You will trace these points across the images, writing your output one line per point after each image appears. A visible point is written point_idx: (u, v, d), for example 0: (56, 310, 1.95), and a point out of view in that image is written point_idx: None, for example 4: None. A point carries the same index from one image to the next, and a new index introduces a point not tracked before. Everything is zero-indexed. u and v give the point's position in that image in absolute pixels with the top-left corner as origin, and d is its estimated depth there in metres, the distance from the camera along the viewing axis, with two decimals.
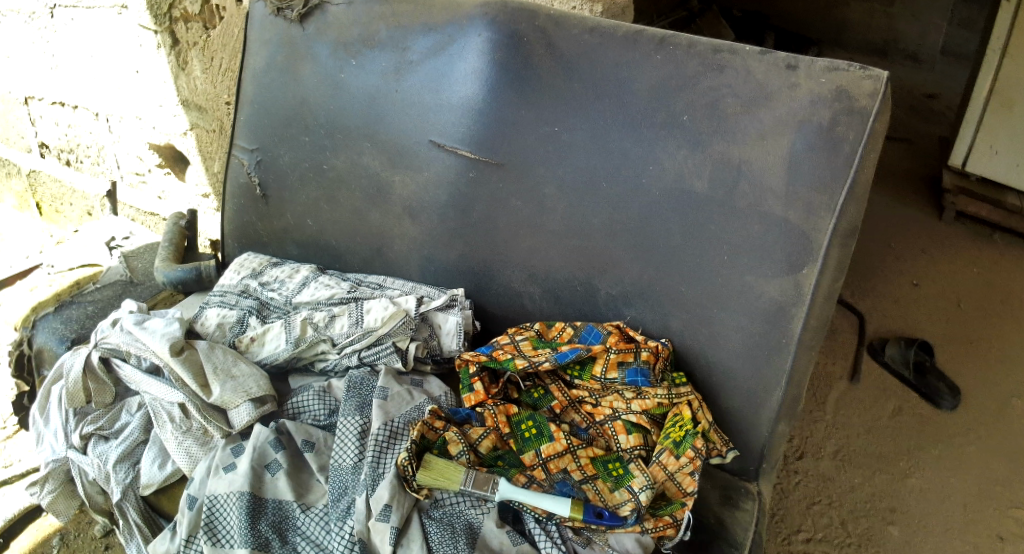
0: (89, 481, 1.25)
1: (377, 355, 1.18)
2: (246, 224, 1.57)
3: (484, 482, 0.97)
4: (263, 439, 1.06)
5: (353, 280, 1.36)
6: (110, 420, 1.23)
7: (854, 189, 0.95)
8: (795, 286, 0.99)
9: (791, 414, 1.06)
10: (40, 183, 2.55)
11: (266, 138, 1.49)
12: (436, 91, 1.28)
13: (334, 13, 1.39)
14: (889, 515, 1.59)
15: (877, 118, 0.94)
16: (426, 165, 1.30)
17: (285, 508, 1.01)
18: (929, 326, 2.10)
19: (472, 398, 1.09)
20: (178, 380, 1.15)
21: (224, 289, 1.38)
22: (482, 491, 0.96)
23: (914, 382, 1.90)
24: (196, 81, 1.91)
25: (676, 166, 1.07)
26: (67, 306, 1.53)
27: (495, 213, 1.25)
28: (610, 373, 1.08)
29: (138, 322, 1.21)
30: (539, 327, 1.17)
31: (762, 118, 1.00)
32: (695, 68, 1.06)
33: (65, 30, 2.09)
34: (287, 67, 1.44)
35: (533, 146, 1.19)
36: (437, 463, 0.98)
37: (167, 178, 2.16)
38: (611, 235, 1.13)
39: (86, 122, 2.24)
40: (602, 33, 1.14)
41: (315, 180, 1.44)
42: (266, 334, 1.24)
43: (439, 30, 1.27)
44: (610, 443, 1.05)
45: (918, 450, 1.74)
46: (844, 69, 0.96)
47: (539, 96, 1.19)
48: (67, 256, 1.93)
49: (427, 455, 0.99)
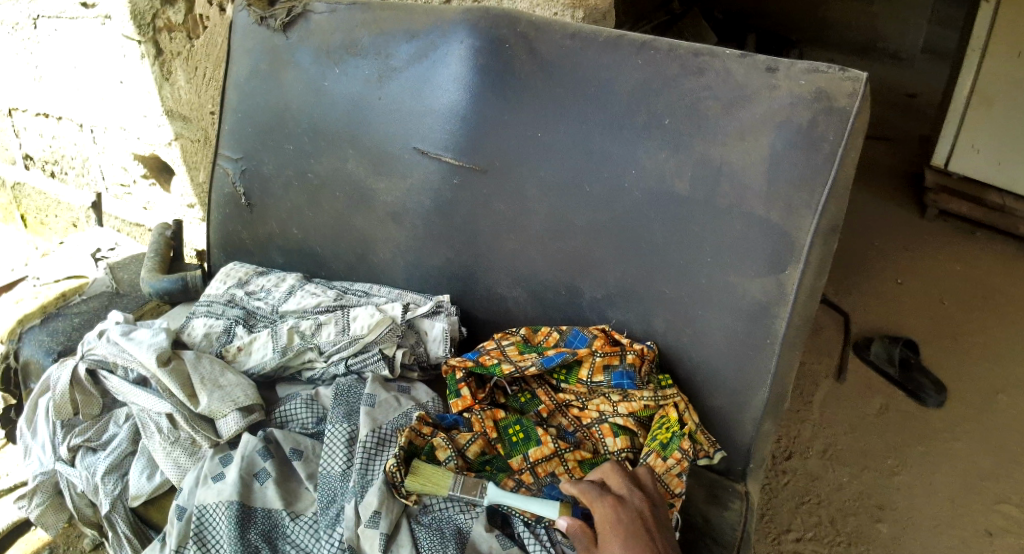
0: (77, 494, 1.25)
1: (364, 363, 1.17)
2: (231, 232, 1.57)
3: (473, 486, 0.97)
4: (251, 448, 1.06)
5: (339, 289, 1.37)
6: (97, 432, 1.23)
7: (834, 188, 0.96)
8: (778, 285, 1.00)
9: (775, 412, 1.07)
10: (24, 195, 2.53)
11: (250, 146, 1.49)
12: (419, 98, 1.28)
13: (317, 21, 1.40)
14: (877, 512, 1.60)
15: (856, 117, 0.95)
16: (410, 170, 1.31)
17: (273, 517, 1.00)
18: (913, 323, 2.12)
19: (459, 403, 1.08)
20: (165, 390, 1.14)
21: (210, 298, 1.38)
22: (470, 495, 0.96)
23: (899, 378, 1.92)
24: (180, 90, 1.91)
25: (657, 167, 1.08)
26: (52, 318, 1.52)
27: (479, 218, 1.25)
28: (596, 376, 1.09)
29: (125, 333, 1.22)
30: (525, 331, 1.16)
31: (741, 118, 1.02)
32: (674, 70, 1.08)
33: (48, 42, 2.09)
34: (270, 75, 1.45)
35: (515, 151, 1.20)
36: (425, 469, 0.98)
37: (152, 189, 2.15)
38: (595, 237, 1.14)
39: (69, 133, 2.23)
40: (583, 38, 1.15)
41: (299, 188, 1.44)
42: (253, 344, 1.24)
43: (421, 36, 1.28)
44: (597, 446, 1.05)
45: (905, 448, 1.76)
46: (822, 70, 0.97)
47: (522, 99, 1.19)
48: (53, 268, 1.93)
49: (416, 460, 0.99)
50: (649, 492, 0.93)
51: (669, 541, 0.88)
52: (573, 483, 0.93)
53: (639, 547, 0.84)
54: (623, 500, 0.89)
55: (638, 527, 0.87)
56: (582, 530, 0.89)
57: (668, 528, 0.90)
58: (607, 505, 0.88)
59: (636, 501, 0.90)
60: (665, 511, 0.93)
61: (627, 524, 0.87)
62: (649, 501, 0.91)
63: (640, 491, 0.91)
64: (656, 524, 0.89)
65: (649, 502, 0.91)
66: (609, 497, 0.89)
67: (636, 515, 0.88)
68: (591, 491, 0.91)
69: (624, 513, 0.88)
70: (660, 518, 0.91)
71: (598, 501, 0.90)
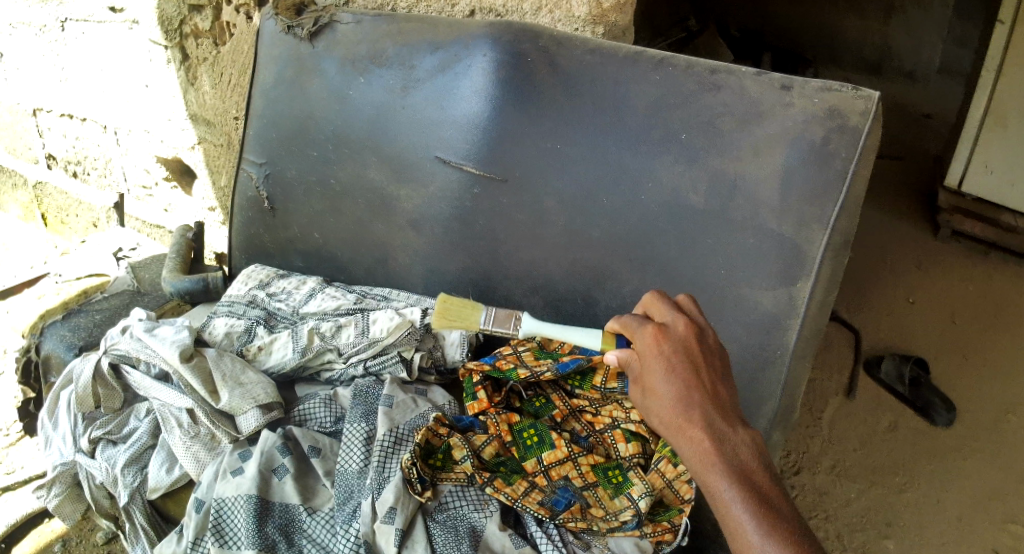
0: (96, 485, 1.29)
1: (383, 365, 1.21)
2: (254, 235, 1.60)
3: (507, 320, 1.01)
4: (270, 444, 1.09)
5: (359, 293, 1.40)
6: (118, 425, 1.26)
7: (845, 204, 0.99)
8: (789, 298, 1.03)
9: (785, 423, 1.09)
10: (46, 194, 2.59)
11: (274, 151, 1.52)
12: (441, 108, 1.31)
13: (343, 31, 1.44)
14: (884, 528, 1.61)
15: (868, 136, 0.97)
16: (431, 179, 1.34)
17: (290, 511, 1.02)
18: (924, 341, 2.13)
19: (475, 406, 1.11)
20: (188, 387, 1.17)
21: (232, 299, 1.42)
22: (505, 329, 1.00)
23: (909, 397, 1.91)
24: (205, 95, 1.95)
25: (673, 180, 1.11)
26: (75, 314, 1.56)
27: (497, 226, 1.28)
28: (610, 383, 1.11)
29: (148, 329, 1.24)
30: (540, 338, 1.18)
31: (756, 134, 1.04)
32: (692, 86, 1.10)
33: (75, 44, 2.14)
34: (296, 82, 1.48)
35: (535, 162, 1.23)
36: (454, 307, 1.04)
37: (173, 192, 2.20)
38: (611, 246, 1.17)
39: (93, 134, 2.28)
40: (603, 54, 1.19)
41: (321, 193, 1.47)
42: (274, 343, 1.27)
43: (445, 49, 1.31)
44: (609, 451, 1.07)
45: (914, 464, 1.77)
46: (836, 90, 1.00)
47: (542, 112, 1.22)
48: (74, 266, 1.97)
49: (442, 299, 1.05)
50: (698, 318, 0.85)
51: (721, 370, 0.81)
52: (616, 318, 0.88)
53: (682, 382, 0.78)
54: (665, 329, 0.82)
55: (680, 357, 0.79)
56: (631, 360, 0.85)
57: (721, 356, 0.82)
58: (648, 337, 0.82)
59: (681, 330, 0.82)
60: (717, 338, 0.84)
61: (669, 355, 0.80)
62: (694, 327, 0.82)
63: (684, 316, 0.83)
64: (704, 352, 0.81)
65: (696, 329, 0.82)
66: (650, 325, 0.83)
67: (681, 345, 0.81)
68: (633, 323, 0.85)
69: (666, 344, 0.81)
70: (710, 347, 0.83)
71: (640, 331, 0.84)
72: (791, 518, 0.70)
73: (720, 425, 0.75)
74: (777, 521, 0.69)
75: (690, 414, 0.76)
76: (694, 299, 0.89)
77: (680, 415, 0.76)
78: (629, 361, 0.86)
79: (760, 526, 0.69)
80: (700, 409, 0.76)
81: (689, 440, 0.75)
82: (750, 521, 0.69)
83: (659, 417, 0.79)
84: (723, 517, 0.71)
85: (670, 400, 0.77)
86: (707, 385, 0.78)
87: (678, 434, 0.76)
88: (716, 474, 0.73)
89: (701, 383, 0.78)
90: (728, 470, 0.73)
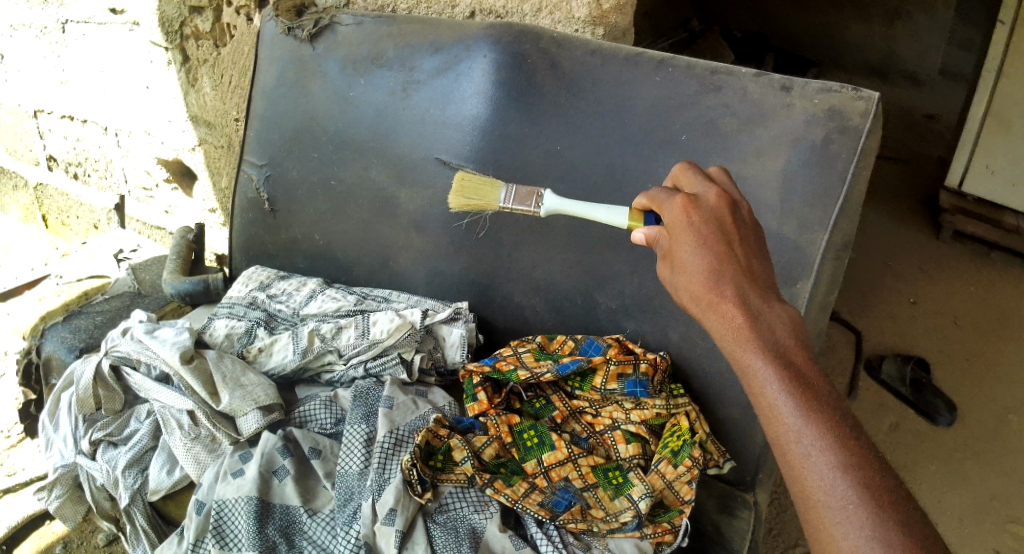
0: (96, 487, 1.29)
1: (383, 366, 1.21)
2: (255, 236, 1.60)
3: (528, 198, 1.02)
4: (271, 445, 1.09)
5: (359, 294, 1.39)
6: (119, 427, 1.26)
7: (846, 206, 0.99)
8: (791, 300, 1.03)
9: None
10: (46, 196, 2.59)
11: (275, 152, 1.52)
12: (442, 110, 1.31)
13: (343, 32, 1.44)
14: None
15: (868, 137, 0.98)
16: (433, 181, 1.34)
17: (291, 513, 1.02)
18: (926, 343, 2.13)
19: (476, 407, 1.11)
20: (188, 389, 1.17)
21: (232, 301, 1.41)
22: (525, 206, 1.02)
23: (912, 398, 1.91)
24: (206, 96, 1.95)
25: None
26: (75, 316, 1.56)
27: (498, 228, 1.28)
28: (610, 384, 1.10)
29: (149, 331, 1.24)
30: (540, 339, 1.19)
31: (758, 137, 1.04)
32: (694, 88, 1.10)
33: (76, 46, 2.14)
34: (297, 83, 1.48)
35: (536, 164, 1.23)
36: (476, 185, 1.12)
37: (174, 193, 2.20)
38: (613, 249, 1.17)
39: (94, 136, 2.29)
40: (602, 55, 1.18)
41: (323, 196, 1.47)
42: (274, 345, 1.27)
43: (445, 50, 1.31)
44: (609, 452, 1.07)
45: (915, 465, 1.77)
46: (838, 90, 1.00)
47: (543, 115, 1.22)
48: (76, 267, 1.98)
49: (465, 177, 1.14)
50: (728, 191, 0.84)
51: (752, 243, 0.79)
52: (644, 194, 0.86)
53: (711, 254, 0.76)
54: (695, 201, 0.80)
55: (710, 227, 0.78)
56: (659, 236, 0.83)
57: (752, 231, 0.81)
58: (677, 209, 0.80)
59: (711, 201, 0.80)
60: (748, 212, 0.82)
61: (699, 227, 0.78)
62: (726, 200, 0.80)
63: (716, 188, 0.81)
64: (735, 225, 0.79)
65: (727, 201, 0.80)
66: (679, 198, 0.81)
67: (712, 216, 0.79)
68: (663, 197, 0.83)
69: (697, 215, 0.79)
70: (741, 221, 0.81)
71: (669, 204, 0.82)
72: (825, 390, 0.69)
73: (753, 299, 0.74)
74: (810, 396, 0.68)
75: (720, 286, 0.74)
76: (727, 173, 0.87)
77: (709, 286, 0.75)
78: (657, 237, 0.84)
79: (795, 401, 0.68)
80: (731, 281, 0.75)
81: (719, 312, 0.74)
82: (783, 397, 0.68)
83: (688, 290, 0.77)
84: (755, 393, 0.71)
85: (701, 273, 0.75)
86: (737, 256, 0.76)
87: (708, 306, 0.75)
88: (748, 347, 0.71)
89: (731, 254, 0.76)
90: (760, 345, 0.71)
